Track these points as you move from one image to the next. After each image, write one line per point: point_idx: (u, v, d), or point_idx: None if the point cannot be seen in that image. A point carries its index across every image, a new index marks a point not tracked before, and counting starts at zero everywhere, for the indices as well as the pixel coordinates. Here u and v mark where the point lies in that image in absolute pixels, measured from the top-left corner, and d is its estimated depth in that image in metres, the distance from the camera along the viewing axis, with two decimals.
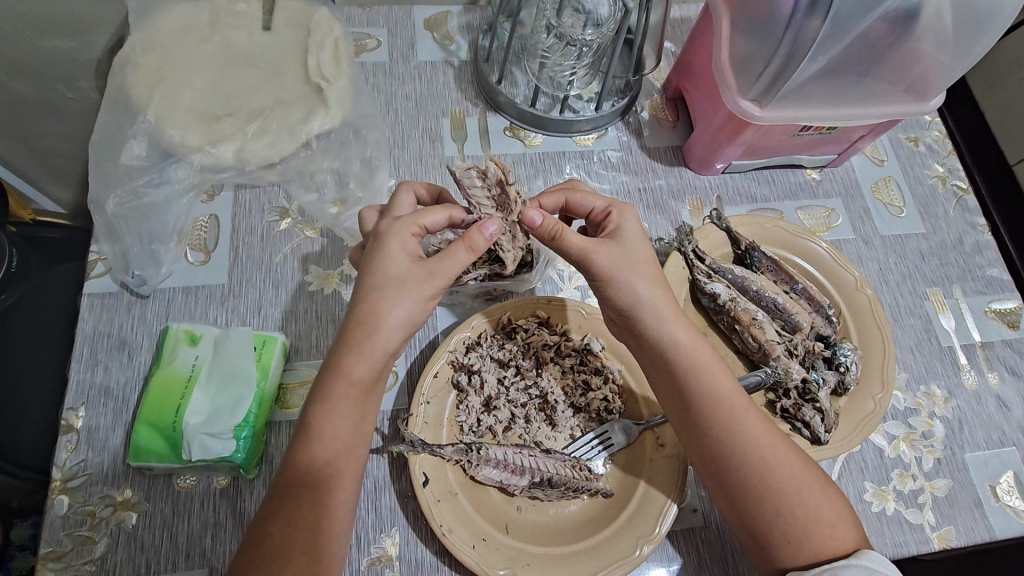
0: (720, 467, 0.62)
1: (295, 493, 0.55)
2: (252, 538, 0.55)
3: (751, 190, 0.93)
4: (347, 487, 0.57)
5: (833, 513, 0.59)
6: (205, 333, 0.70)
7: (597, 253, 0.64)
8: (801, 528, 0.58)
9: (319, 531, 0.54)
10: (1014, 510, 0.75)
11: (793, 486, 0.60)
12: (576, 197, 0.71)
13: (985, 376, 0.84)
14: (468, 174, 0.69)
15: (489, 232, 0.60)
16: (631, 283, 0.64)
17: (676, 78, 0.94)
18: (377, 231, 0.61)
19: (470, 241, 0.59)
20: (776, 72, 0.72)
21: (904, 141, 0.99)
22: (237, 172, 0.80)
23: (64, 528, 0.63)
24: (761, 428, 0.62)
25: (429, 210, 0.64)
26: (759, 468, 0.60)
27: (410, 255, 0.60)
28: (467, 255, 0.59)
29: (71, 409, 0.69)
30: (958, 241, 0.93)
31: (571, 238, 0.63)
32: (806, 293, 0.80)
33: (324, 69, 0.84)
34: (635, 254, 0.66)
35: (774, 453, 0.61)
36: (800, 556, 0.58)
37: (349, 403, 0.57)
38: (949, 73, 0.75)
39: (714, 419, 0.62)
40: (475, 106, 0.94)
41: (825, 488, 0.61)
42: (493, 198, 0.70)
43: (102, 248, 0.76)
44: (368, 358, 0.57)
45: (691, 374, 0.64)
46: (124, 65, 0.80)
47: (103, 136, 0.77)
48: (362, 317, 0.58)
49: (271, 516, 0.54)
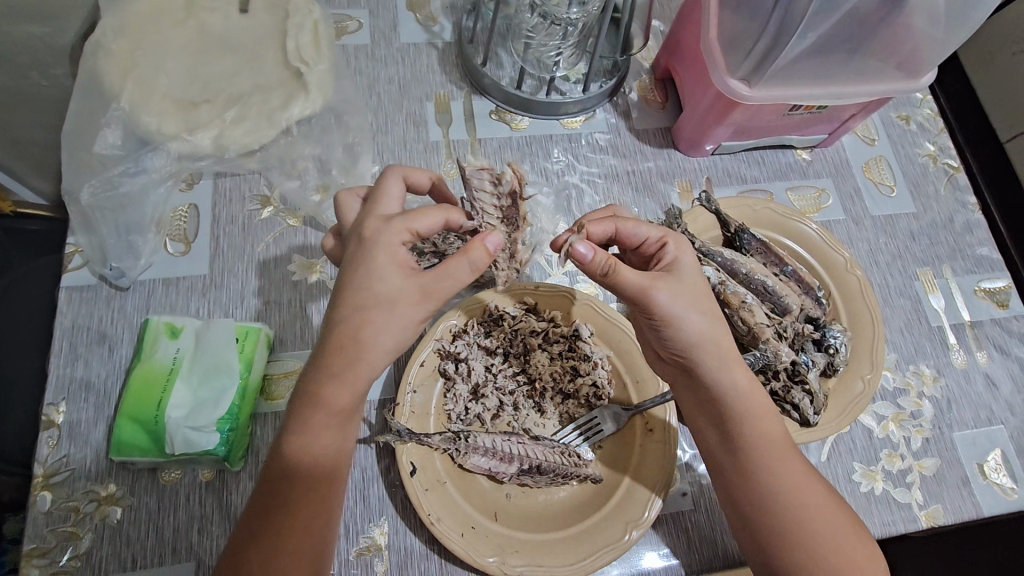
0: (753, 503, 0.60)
1: (277, 519, 0.53)
2: (233, 561, 0.53)
3: (741, 171, 0.92)
4: (330, 505, 0.56)
5: (867, 558, 0.58)
6: (186, 325, 0.69)
7: (659, 292, 0.59)
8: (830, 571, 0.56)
9: (303, 553, 0.54)
10: (1002, 487, 0.76)
11: (826, 527, 0.58)
12: (628, 227, 0.64)
13: (974, 355, 0.84)
14: (479, 174, 0.64)
15: (492, 246, 0.56)
16: (694, 319, 0.60)
17: (665, 57, 0.92)
18: (363, 234, 0.56)
19: (471, 254, 0.55)
20: (765, 49, 0.71)
21: (896, 120, 0.98)
22: (216, 160, 0.78)
23: (48, 524, 0.62)
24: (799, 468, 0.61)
25: (425, 211, 0.58)
26: (795, 507, 0.59)
27: (400, 267, 0.55)
28: (468, 273, 0.56)
29: (52, 404, 0.68)
30: (949, 220, 0.92)
31: (631, 275, 0.59)
32: (796, 275, 0.79)
33: (304, 51, 0.82)
34: (697, 291, 0.62)
35: (809, 494, 0.59)
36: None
37: (331, 428, 0.55)
38: (940, 49, 0.74)
39: (754, 455, 0.60)
40: (461, 89, 0.92)
41: (858, 532, 0.60)
42: (501, 208, 0.65)
43: (79, 240, 0.75)
44: (349, 386, 0.55)
45: (735, 410, 0.61)
46: (96, 50, 0.78)
47: (76, 125, 0.75)
48: (342, 340, 0.54)
49: (251, 542, 0.53)
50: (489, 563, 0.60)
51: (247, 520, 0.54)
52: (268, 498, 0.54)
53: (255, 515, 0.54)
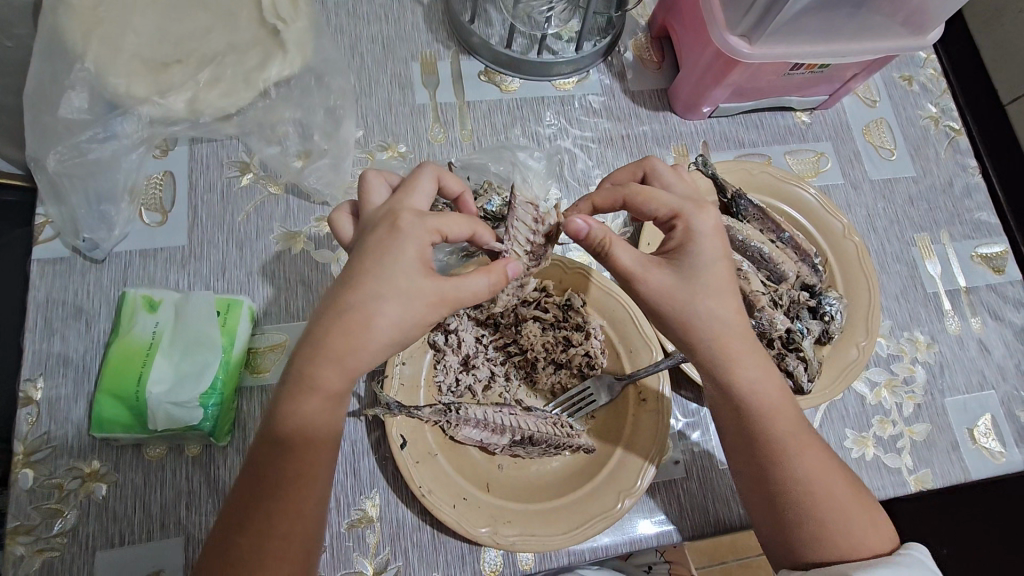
0: (763, 495, 0.60)
1: (271, 503, 0.52)
2: (219, 548, 0.52)
3: (739, 134, 0.89)
4: (321, 483, 0.54)
5: (860, 507, 0.59)
6: (165, 298, 0.66)
7: (647, 276, 0.58)
8: (826, 525, 0.57)
9: (295, 533, 0.53)
10: (991, 451, 0.76)
11: (844, 530, 0.57)
12: (637, 200, 0.61)
13: (968, 321, 0.83)
14: (525, 207, 0.65)
15: (511, 272, 0.57)
16: (692, 311, 0.57)
17: (662, 14, 0.88)
18: (396, 223, 0.54)
19: (492, 274, 0.56)
20: (767, 4, 0.67)
21: (898, 80, 0.94)
22: (191, 125, 0.74)
23: (31, 502, 0.61)
24: (817, 460, 0.59)
25: (458, 218, 0.57)
26: (807, 503, 0.58)
27: (422, 265, 0.54)
28: (485, 291, 0.56)
29: (29, 380, 0.66)
30: (949, 184, 0.90)
31: (619, 253, 0.58)
32: (794, 242, 0.77)
33: (280, 8, 0.77)
34: (700, 280, 0.57)
35: (827, 487, 0.58)
36: (820, 548, 0.57)
37: (325, 409, 0.54)
38: (950, 4, 0.70)
39: (769, 452, 0.58)
40: (448, 48, 0.87)
41: (873, 521, 0.59)
42: (532, 246, 0.66)
43: (48, 210, 0.72)
44: (339, 366, 0.52)
45: (752, 397, 0.59)
46: (56, 6, 0.73)
47: (38, 88, 0.71)
48: (341, 321, 0.52)
49: (239, 527, 0.52)
50: (482, 534, 0.60)
51: (236, 505, 0.53)
52: (258, 483, 0.52)
53: (242, 499, 0.53)
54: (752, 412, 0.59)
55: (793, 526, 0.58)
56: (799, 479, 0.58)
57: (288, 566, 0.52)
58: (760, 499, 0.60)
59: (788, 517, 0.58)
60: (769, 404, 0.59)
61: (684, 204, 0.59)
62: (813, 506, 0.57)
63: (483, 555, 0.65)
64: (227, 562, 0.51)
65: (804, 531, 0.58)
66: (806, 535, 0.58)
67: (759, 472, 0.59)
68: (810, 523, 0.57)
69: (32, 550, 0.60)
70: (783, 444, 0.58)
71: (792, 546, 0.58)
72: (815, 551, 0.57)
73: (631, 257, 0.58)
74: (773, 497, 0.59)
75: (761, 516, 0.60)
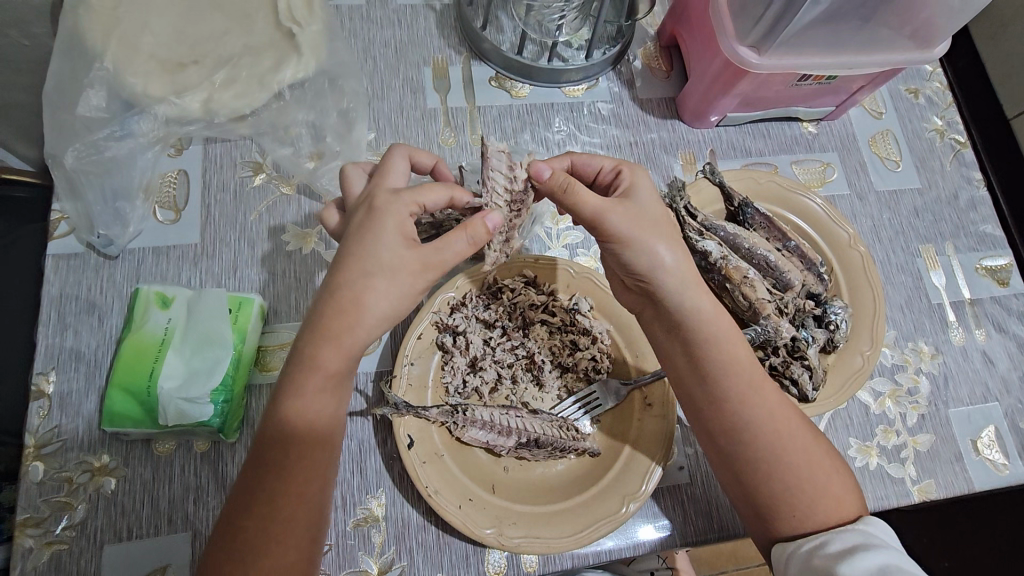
0: (729, 448, 0.61)
1: (274, 496, 0.52)
2: (225, 533, 0.52)
3: (746, 143, 0.90)
4: (321, 473, 0.54)
5: (824, 459, 0.59)
6: (177, 295, 0.67)
7: (614, 209, 0.60)
8: (788, 478, 0.58)
9: (301, 518, 0.52)
10: (994, 463, 0.76)
11: (807, 483, 0.58)
12: (583, 159, 0.67)
13: (972, 332, 0.83)
14: (499, 156, 0.63)
15: (492, 224, 0.58)
16: (650, 245, 0.60)
17: (670, 23, 0.89)
18: (372, 204, 0.56)
19: (472, 231, 0.57)
20: (776, 16, 0.68)
21: (904, 93, 0.95)
22: (206, 124, 0.75)
23: (41, 495, 0.62)
24: (779, 408, 0.60)
25: (433, 187, 0.58)
26: (772, 452, 0.58)
27: (405, 237, 0.55)
28: (467, 246, 0.57)
29: (42, 373, 0.67)
30: (953, 197, 0.91)
31: (580, 194, 0.60)
32: (799, 250, 0.78)
33: (295, 11, 0.78)
34: (658, 249, 0.60)
35: (790, 434, 0.59)
36: (786, 504, 0.58)
37: (326, 393, 0.54)
38: (957, 19, 0.71)
39: (722, 402, 0.61)
40: (459, 53, 0.88)
41: (839, 474, 0.59)
42: (511, 192, 0.64)
43: (64, 206, 0.73)
44: (346, 348, 0.54)
45: (709, 345, 0.61)
46: (77, 6, 0.74)
47: (58, 87, 0.72)
48: (340, 303, 0.53)
49: (247, 509, 0.52)
50: (487, 535, 0.60)
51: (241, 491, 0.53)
52: (263, 463, 0.53)
53: (245, 493, 0.53)
54: (707, 366, 0.61)
55: (761, 479, 0.59)
56: (762, 428, 0.59)
57: (293, 554, 0.52)
58: (727, 454, 0.61)
59: (756, 469, 0.59)
60: (727, 354, 0.61)
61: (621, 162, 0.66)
62: (778, 455, 0.58)
63: (487, 556, 0.65)
64: (234, 544, 0.51)
65: (768, 484, 0.58)
66: (776, 487, 0.58)
67: (718, 424, 0.61)
68: (777, 473, 0.58)
69: (40, 543, 0.60)
70: (737, 390, 0.60)
71: (764, 501, 0.59)
72: (785, 505, 0.58)
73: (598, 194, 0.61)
74: (738, 449, 0.60)
75: (730, 472, 0.61)
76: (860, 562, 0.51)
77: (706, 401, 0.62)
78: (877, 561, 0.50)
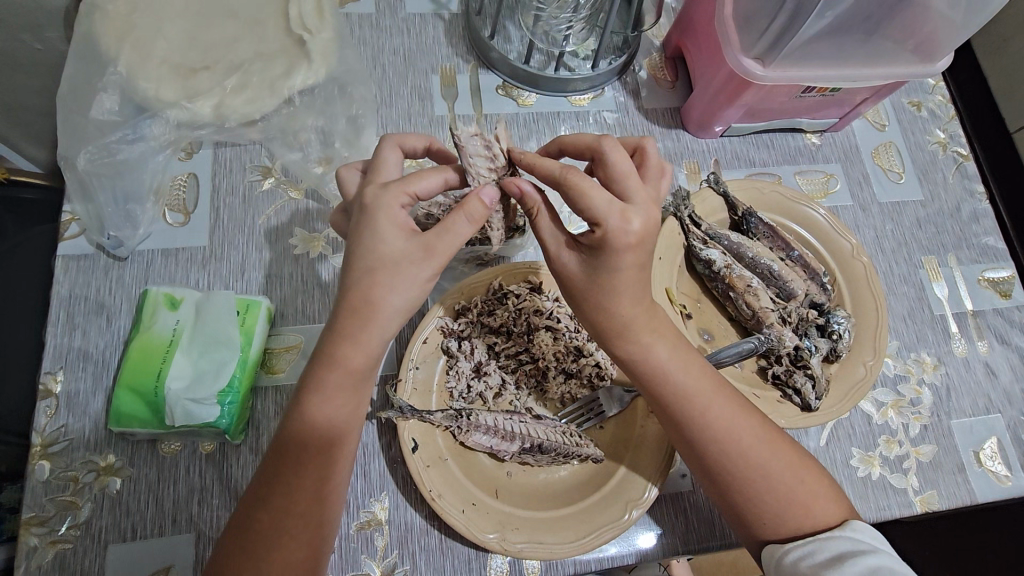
0: (695, 461, 0.60)
1: (280, 504, 0.52)
2: (239, 530, 0.53)
3: (750, 154, 0.91)
4: (323, 484, 0.54)
5: (792, 467, 0.58)
6: (186, 296, 0.68)
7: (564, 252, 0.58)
8: (755, 487, 0.58)
9: (312, 513, 0.53)
10: (997, 475, 0.76)
11: (776, 491, 0.58)
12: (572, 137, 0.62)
13: (974, 344, 0.84)
14: (474, 140, 0.61)
15: (488, 199, 0.55)
16: (603, 293, 0.57)
17: (676, 35, 0.90)
18: (362, 202, 0.53)
19: (467, 210, 0.53)
20: (781, 28, 0.69)
21: (907, 105, 0.96)
22: (217, 129, 0.76)
23: (47, 493, 0.62)
24: (730, 410, 0.59)
25: (422, 174, 0.56)
26: (736, 462, 0.58)
27: (403, 229, 0.53)
28: (468, 227, 0.54)
29: (49, 372, 0.67)
30: (956, 209, 0.91)
31: (544, 227, 0.59)
32: (802, 260, 0.79)
33: (307, 19, 0.79)
34: (609, 297, 0.57)
35: (747, 436, 0.59)
36: (759, 513, 0.58)
37: (344, 392, 0.54)
38: (961, 33, 0.72)
39: (681, 422, 0.59)
40: (466, 62, 0.90)
41: (811, 481, 0.58)
42: (495, 170, 0.63)
43: (75, 207, 0.73)
44: (364, 346, 0.53)
45: (659, 365, 0.60)
46: (93, 12, 0.75)
47: (71, 90, 0.73)
48: (355, 306, 0.52)
49: (262, 502, 0.53)
50: (490, 539, 0.60)
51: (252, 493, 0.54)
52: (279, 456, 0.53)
53: (255, 499, 0.53)
54: (662, 386, 0.60)
55: (731, 489, 0.59)
56: (718, 436, 0.58)
57: (304, 548, 0.53)
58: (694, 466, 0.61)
59: (723, 476, 0.59)
60: (672, 372, 0.60)
61: (569, 167, 0.55)
62: (743, 457, 0.58)
63: (489, 561, 0.66)
64: (249, 536, 0.52)
65: (738, 494, 0.58)
66: (747, 489, 0.58)
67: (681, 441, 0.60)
68: (744, 475, 0.58)
69: (45, 542, 0.60)
70: (694, 410, 0.59)
71: (737, 508, 0.59)
72: (757, 505, 0.58)
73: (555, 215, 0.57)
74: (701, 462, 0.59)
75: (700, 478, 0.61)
76: (854, 566, 0.51)
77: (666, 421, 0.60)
78: (868, 566, 0.51)
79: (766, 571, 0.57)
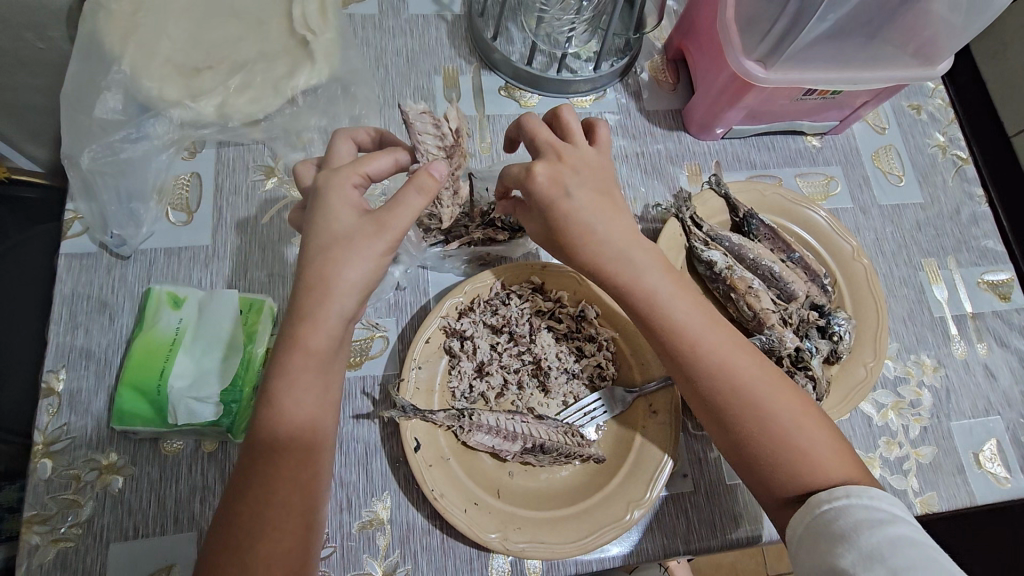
0: (717, 414, 0.59)
1: (266, 506, 0.50)
2: (221, 524, 0.51)
3: (751, 156, 0.91)
4: (316, 482, 0.53)
5: (809, 418, 0.58)
6: (189, 295, 0.68)
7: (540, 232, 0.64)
8: (777, 436, 0.57)
9: (295, 503, 0.51)
10: (997, 476, 0.77)
11: (800, 439, 0.57)
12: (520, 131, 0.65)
13: (974, 346, 0.84)
14: (422, 118, 0.64)
15: (438, 172, 0.56)
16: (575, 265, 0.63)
17: (678, 37, 0.90)
18: (317, 186, 0.56)
19: (415, 183, 0.55)
20: (782, 32, 0.70)
21: (907, 109, 0.97)
22: (220, 128, 0.77)
23: (49, 492, 0.62)
24: (731, 347, 0.60)
25: (376, 155, 0.58)
26: (756, 412, 0.58)
27: (356, 209, 0.55)
28: (419, 200, 0.55)
29: (52, 371, 0.67)
30: (956, 211, 0.92)
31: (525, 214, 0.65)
32: (803, 262, 0.79)
33: (310, 19, 0.80)
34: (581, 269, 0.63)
35: (747, 373, 0.59)
36: (783, 466, 0.56)
37: (309, 374, 0.53)
38: (960, 37, 0.73)
39: (700, 371, 0.59)
40: (469, 63, 0.90)
41: (829, 432, 0.58)
42: (444, 145, 0.65)
43: (78, 206, 0.73)
44: (323, 324, 0.53)
45: (682, 318, 0.60)
46: (97, 12, 0.76)
47: (76, 89, 0.74)
48: (311, 281, 0.54)
49: (241, 494, 0.51)
50: (492, 539, 0.60)
51: (230, 488, 0.52)
52: (255, 447, 0.52)
53: (232, 493, 0.52)
54: (679, 336, 0.60)
55: (753, 441, 0.58)
56: (732, 381, 0.58)
57: (291, 539, 0.51)
58: (717, 421, 0.60)
59: (745, 426, 0.58)
60: (691, 321, 0.60)
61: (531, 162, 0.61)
62: (763, 406, 0.58)
63: (491, 561, 0.66)
64: (232, 529, 0.50)
65: (763, 447, 0.57)
66: (744, 427, 0.58)
67: (703, 394, 0.60)
68: (760, 420, 0.57)
69: (47, 540, 0.60)
70: (712, 359, 0.59)
71: (761, 463, 0.57)
72: (779, 458, 0.57)
73: (542, 173, 0.60)
74: (723, 415, 0.59)
75: (700, 414, 0.61)
76: (864, 544, 0.49)
77: (686, 375, 0.60)
78: (885, 538, 0.49)
79: (788, 546, 0.55)
